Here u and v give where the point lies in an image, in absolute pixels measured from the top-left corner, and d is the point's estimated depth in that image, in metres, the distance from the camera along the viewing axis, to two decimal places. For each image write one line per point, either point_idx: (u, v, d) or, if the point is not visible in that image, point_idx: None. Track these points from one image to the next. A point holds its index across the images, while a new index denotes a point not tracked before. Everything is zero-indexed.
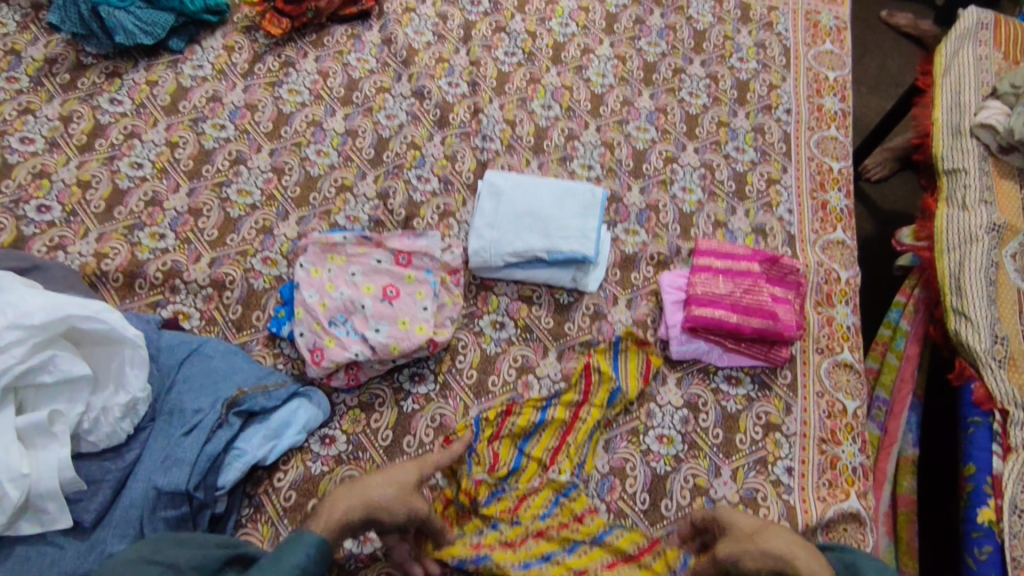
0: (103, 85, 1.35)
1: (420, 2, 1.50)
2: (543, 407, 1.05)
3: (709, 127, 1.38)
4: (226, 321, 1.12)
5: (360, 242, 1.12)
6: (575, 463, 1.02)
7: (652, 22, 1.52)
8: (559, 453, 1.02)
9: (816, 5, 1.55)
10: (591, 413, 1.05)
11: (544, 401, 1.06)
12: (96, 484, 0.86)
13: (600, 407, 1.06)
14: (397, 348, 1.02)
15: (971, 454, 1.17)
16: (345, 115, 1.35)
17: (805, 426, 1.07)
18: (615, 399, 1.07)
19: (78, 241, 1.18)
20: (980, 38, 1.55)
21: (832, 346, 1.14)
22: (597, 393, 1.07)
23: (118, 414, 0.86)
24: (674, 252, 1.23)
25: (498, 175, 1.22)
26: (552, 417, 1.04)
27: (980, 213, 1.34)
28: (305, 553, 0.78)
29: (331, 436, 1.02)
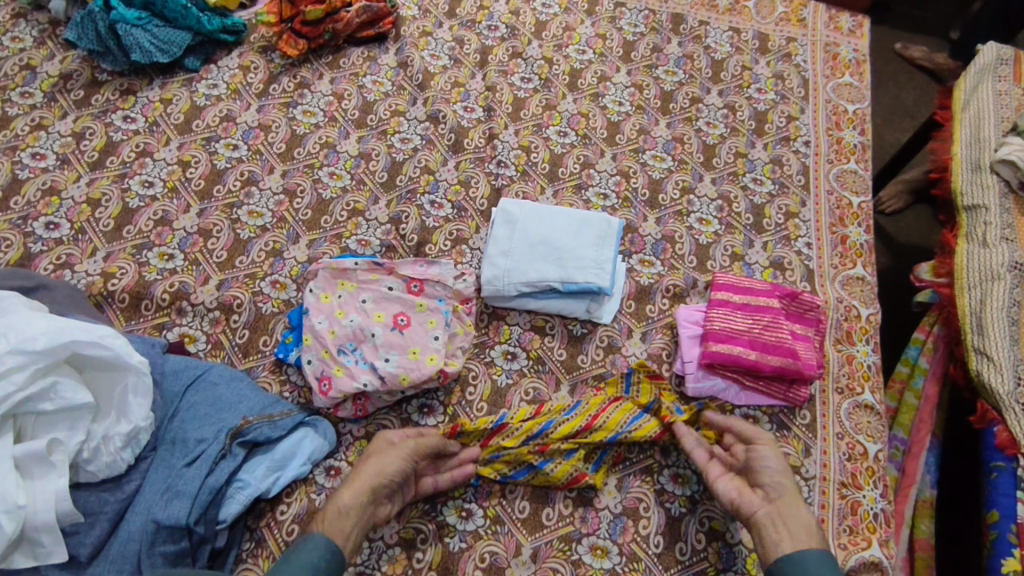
0: (117, 102, 1.34)
1: (437, 26, 1.50)
2: (568, 408, 1.04)
3: (726, 158, 1.37)
4: (232, 345, 1.10)
5: (372, 268, 1.10)
6: (564, 477, 0.99)
7: (669, 51, 1.51)
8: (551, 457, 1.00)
9: (835, 36, 1.54)
10: (607, 427, 1.02)
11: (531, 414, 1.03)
12: (93, 516, 0.83)
13: (613, 426, 1.02)
14: (406, 378, 1.00)
15: (995, 501, 1.13)
16: (360, 138, 1.34)
17: (825, 469, 1.04)
18: (632, 424, 1.03)
19: (86, 260, 1.16)
20: (1000, 73, 1.52)
21: (853, 387, 1.11)
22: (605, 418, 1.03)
23: (120, 443, 0.84)
24: (691, 285, 1.21)
25: (513, 202, 1.20)
26: (572, 417, 1.03)
27: (1001, 250, 1.31)
28: (315, 552, 0.81)
29: (336, 468, 0.99)
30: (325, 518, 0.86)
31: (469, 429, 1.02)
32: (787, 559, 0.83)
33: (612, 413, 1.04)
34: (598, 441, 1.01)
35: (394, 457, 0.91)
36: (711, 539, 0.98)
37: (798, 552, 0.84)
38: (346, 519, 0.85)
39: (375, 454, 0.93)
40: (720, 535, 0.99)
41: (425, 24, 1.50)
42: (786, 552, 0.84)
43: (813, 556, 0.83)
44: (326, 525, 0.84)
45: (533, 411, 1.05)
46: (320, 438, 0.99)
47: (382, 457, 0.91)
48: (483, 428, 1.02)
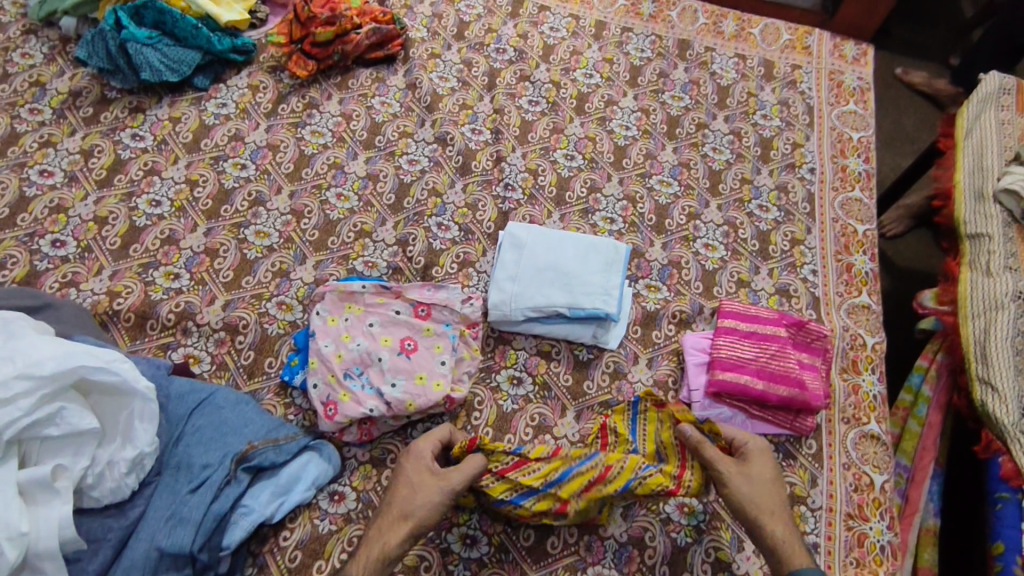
0: (126, 120, 1.34)
1: (446, 49, 1.51)
2: (584, 457, 0.96)
3: (732, 184, 1.37)
4: (237, 367, 1.10)
5: (379, 291, 1.10)
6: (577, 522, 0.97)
7: (675, 76, 1.52)
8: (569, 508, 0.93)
9: (840, 64, 1.55)
10: (622, 475, 0.94)
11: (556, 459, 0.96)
12: (96, 543, 0.83)
13: (629, 473, 0.94)
14: (413, 404, 0.99)
15: (999, 532, 1.13)
16: (368, 158, 1.34)
17: (831, 500, 1.04)
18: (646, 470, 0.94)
19: (91, 278, 1.16)
20: (1003, 103, 1.53)
21: (859, 417, 1.11)
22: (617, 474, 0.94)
23: (124, 469, 0.83)
24: (697, 311, 1.21)
25: (521, 226, 1.20)
26: (586, 468, 0.95)
27: (1005, 279, 1.31)
28: None
29: (341, 493, 0.98)
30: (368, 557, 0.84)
31: (488, 448, 0.96)
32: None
33: (626, 459, 0.95)
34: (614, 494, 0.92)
35: (437, 492, 0.89)
36: (716, 570, 0.98)
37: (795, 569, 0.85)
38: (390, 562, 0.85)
39: (415, 488, 0.90)
40: (726, 566, 0.98)
41: (434, 46, 1.51)
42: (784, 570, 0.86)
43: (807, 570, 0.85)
44: (371, 568, 0.83)
45: (551, 452, 0.97)
46: (325, 463, 0.98)
47: (423, 491, 0.88)
48: (501, 457, 0.95)
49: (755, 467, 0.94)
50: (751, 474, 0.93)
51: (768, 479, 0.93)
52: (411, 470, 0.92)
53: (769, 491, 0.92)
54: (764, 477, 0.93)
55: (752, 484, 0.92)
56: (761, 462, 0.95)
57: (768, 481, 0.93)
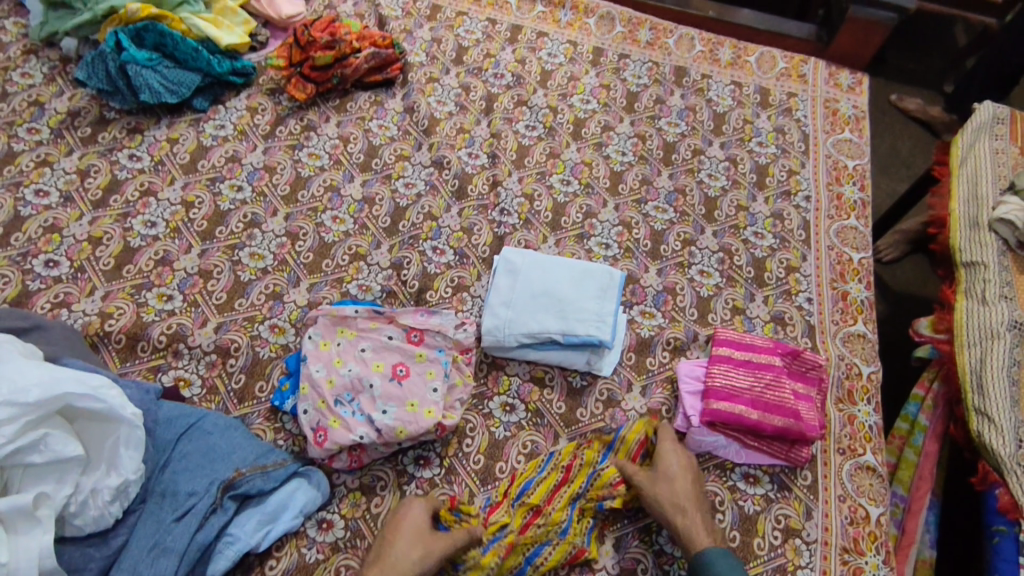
0: (124, 140, 1.35)
1: (444, 73, 1.52)
2: (543, 464, 1.04)
3: (727, 211, 1.38)
4: (227, 390, 1.09)
5: (372, 316, 1.09)
6: (563, 557, 0.96)
7: (671, 103, 1.53)
8: (541, 515, 0.99)
9: (835, 93, 1.57)
10: (583, 469, 1.03)
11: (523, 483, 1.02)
12: (77, 572, 0.81)
13: (588, 469, 1.04)
14: (404, 432, 0.98)
15: (996, 567, 1.12)
16: (364, 181, 1.34)
17: (827, 533, 1.02)
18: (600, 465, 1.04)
19: (83, 299, 1.15)
20: (996, 133, 1.54)
21: (854, 448, 1.10)
22: (577, 471, 1.03)
23: (108, 497, 0.82)
24: (691, 338, 1.20)
25: (516, 252, 1.20)
26: (548, 473, 1.03)
27: (1001, 309, 1.31)
28: None
29: (329, 520, 0.97)
30: None
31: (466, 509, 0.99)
32: (696, 558, 0.92)
33: (583, 454, 1.05)
34: (580, 487, 1.02)
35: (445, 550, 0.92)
36: None
37: (702, 552, 0.92)
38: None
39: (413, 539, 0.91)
40: None
41: (432, 70, 1.52)
42: (693, 553, 0.92)
43: (715, 554, 0.91)
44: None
45: (510, 478, 1.04)
46: (314, 490, 0.97)
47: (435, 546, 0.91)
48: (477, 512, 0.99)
49: (665, 465, 1.00)
50: (662, 474, 0.99)
51: (678, 474, 0.99)
52: (416, 518, 0.94)
53: (678, 484, 0.98)
54: (673, 473, 0.99)
55: (663, 481, 0.99)
56: (674, 461, 1.01)
57: (678, 477, 0.99)
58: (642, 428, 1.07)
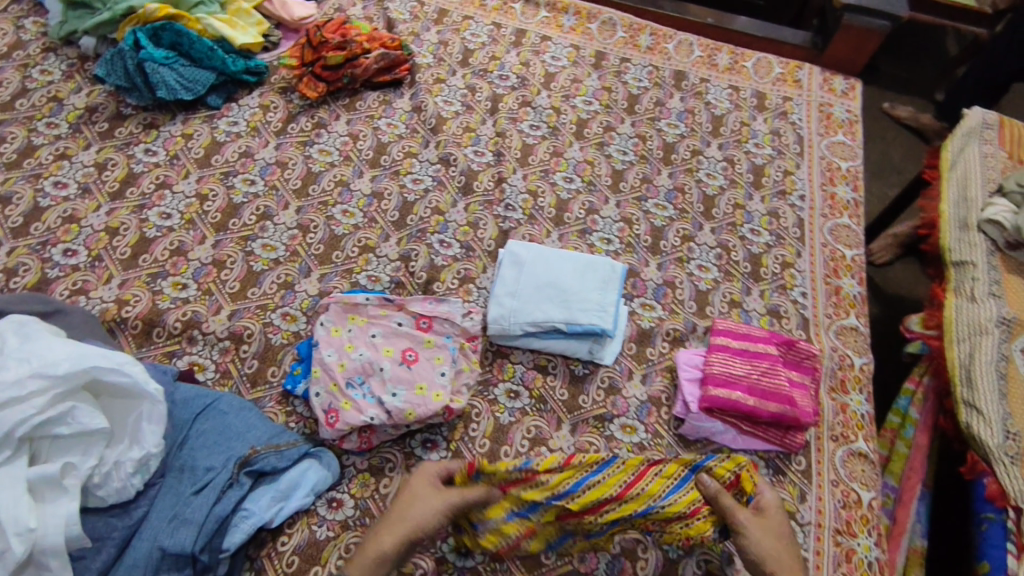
0: (140, 135, 1.39)
1: (451, 74, 1.57)
2: (601, 466, 0.98)
3: (725, 209, 1.42)
4: (241, 375, 1.12)
5: (382, 304, 1.13)
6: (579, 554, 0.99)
7: (671, 105, 1.58)
8: (578, 517, 0.96)
9: (829, 98, 1.62)
10: (642, 496, 0.96)
11: (575, 475, 0.97)
12: (100, 541, 0.84)
13: (648, 497, 0.96)
14: (413, 414, 1.01)
15: (985, 553, 1.15)
16: (373, 177, 1.38)
17: (820, 515, 1.06)
18: (671, 495, 0.96)
19: (101, 287, 1.19)
20: (985, 137, 1.60)
21: (847, 435, 1.14)
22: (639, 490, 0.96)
23: (130, 470, 0.85)
24: (690, 330, 1.24)
25: (521, 245, 1.24)
26: (602, 480, 0.97)
27: (989, 305, 1.36)
28: None
29: (339, 499, 1.01)
30: (362, 561, 0.87)
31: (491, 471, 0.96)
32: None
33: (650, 481, 0.97)
34: (633, 511, 0.95)
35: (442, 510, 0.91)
36: None
37: None
38: (385, 563, 0.88)
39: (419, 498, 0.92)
40: None
41: (440, 71, 1.57)
42: None
43: None
44: (366, 568, 0.86)
45: (561, 461, 0.98)
46: (325, 470, 1.01)
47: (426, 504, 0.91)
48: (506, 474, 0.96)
49: (773, 518, 0.95)
50: (772, 525, 0.94)
51: (784, 530, 0.94)
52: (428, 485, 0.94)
53: (788, 547, 0.92)
54: (781, 529, 0.94)
55: (771, 537, 0.92)
56: (778, 514, 0.96)
57: (785, 534, 0.94)
58: (732, 466, 1.00)
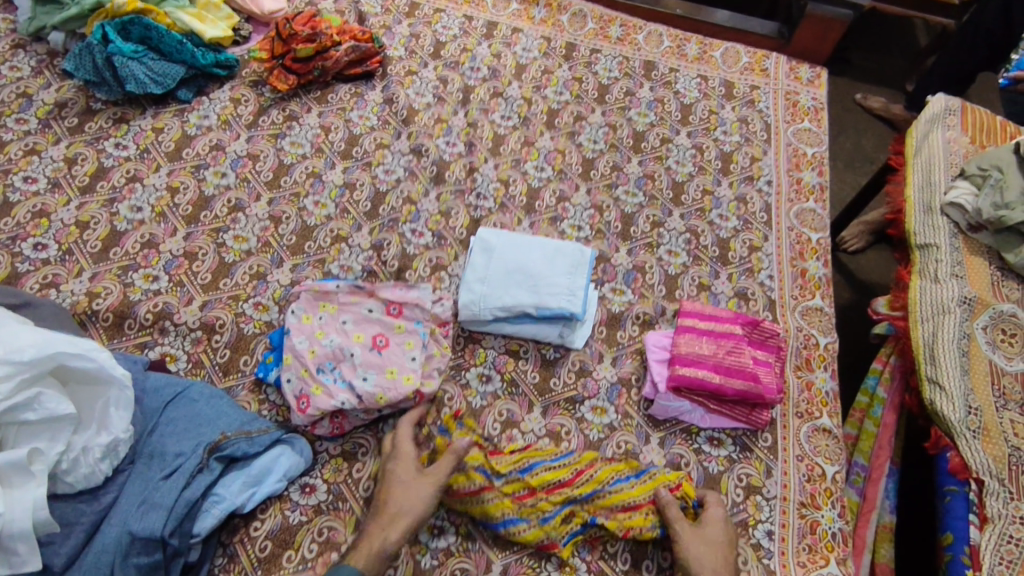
0: (110, 130, 1.39)
1: (422, 66, 1.58)
2: (560, 455, 1.06)
3: (694, 195, 1.44)
4: (213, 364, 1.13)
5: (353, 291, 1.15)
6: (534, 541, 0.98)
7: (641, 95, 1.60)
8: (534, 496, 1.01)
9: (795, 86, 1.65)
10: (591, 481, 1.03)
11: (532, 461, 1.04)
12: (69, 527, 0.85)
13: (598, 483, 1.03)
14: (383, 398, 1.03)
15: (949, 524, 1.19)
16: (345, 168, 1.39)
17: (785, 489, 1.09)
18: (617, 484, 1.04)
19: (71, 280, 1.19)
20: (948, 123, 1.62)
21: (812, 411, 1.17)
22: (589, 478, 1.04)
23: (99, 455, 0.86)
24: (659, 313, 1.27)
25: (491, 232, 1.26)
26: (560, 466, 1.04)
27: (952, 286, 1.38)
28: None
29: (312, 484, 1.02)
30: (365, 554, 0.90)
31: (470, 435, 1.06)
32: None
33: (599, 470, 1.05)
34: (581, 495, 1.02)
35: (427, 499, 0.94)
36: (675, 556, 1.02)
37: None
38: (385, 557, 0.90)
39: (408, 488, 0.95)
40: None
41: (411, 64, 1.58)
42: None
43: None
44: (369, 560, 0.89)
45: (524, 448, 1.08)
46: (297, 456, 1.02)
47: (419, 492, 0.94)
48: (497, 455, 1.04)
49: (713, 531, 0.98)
50: (711, 536, 0.97)
51: (725, 543, 0.97)
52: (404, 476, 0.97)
53: (724, 558, 0.95)
54: (720, 543, 0.97)
55: (707, 545, 0.96)
56: (723, 529, 0.99)
57: (725, 546, 0.97)
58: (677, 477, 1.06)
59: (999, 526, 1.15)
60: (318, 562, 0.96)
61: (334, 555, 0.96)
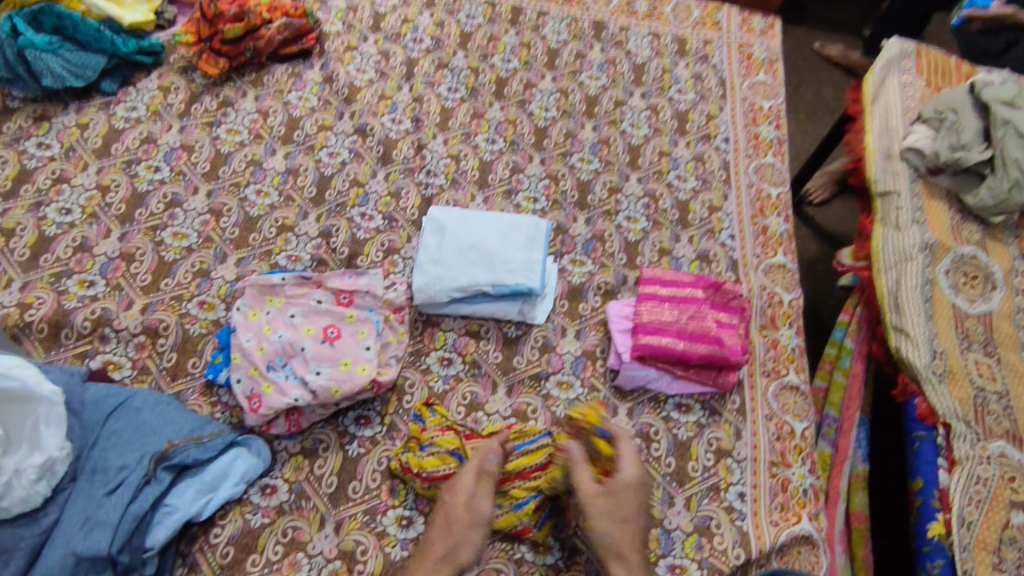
0: (30, 128, 1.30)
1: (362, 41, 1.51)
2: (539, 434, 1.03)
3: (651, 157, 1.40)
4: (159, 369, 1.08)
5: (300, 282, 1.10)
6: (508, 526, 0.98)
7: (592, 57, 1.55)
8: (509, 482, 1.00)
9: (748, 38, 1.61)
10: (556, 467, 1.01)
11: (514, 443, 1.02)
12: (7, 553, 0.81)
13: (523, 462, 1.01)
14: (338, 391, 0.99)
15: (919, 469, 1.19)
16: (286, 154, 1.33)
17: (755, 450, 1.08)
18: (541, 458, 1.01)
19: (1, 292, 1.12)
20: (903, 67, 1.60)
21: (778, 369, 1.16)
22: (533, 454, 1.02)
23: (33, 476, 0.82)
24: (621, 281, 1.24)
25: (442, 210, 1.22)
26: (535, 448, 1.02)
27: (913, 232, 1.37)
28: None
29: (273, 485, 0.98)
30: None
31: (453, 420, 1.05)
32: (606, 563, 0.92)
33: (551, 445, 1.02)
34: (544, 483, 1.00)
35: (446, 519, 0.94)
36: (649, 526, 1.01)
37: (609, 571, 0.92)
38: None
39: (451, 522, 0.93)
40: (658, 522, 1.02)
41: (350, 38, 1.51)
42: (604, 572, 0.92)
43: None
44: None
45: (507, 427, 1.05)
46: (254, 458, 0.98)
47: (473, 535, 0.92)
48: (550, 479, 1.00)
49: (622, 504, 0.94)
50: (617, 508, 0.94)
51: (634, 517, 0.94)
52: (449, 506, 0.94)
53: (620, 529, 0.93)
54: (626, 516, 0.94)
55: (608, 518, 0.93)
56: (635, 497, 0.95)
57: (633, 520, 0.94)
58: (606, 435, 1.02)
59: (967, 468, 1.15)
60: (284, 564, 0.93)
61: (299, 556, 0.94)
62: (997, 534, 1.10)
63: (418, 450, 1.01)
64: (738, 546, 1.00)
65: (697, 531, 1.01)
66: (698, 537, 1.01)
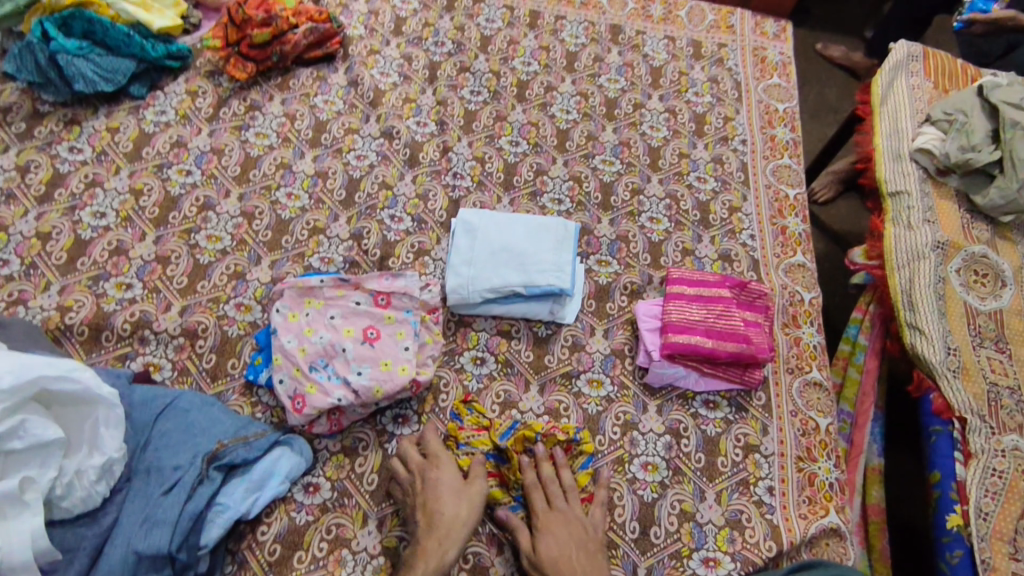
0: (61, 133, 1.31)
1: (385, 45, 1.53)
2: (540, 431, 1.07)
3: (671, 159, 1.43)
4: (199, 370, 1.10)
5: (337, 284, 1.12)
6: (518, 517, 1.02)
7: (610, 60, 1.58)
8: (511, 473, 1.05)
9: (762, 41, 1.65)
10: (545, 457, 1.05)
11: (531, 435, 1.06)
12: (71, 553, 0.83)
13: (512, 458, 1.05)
14: (380, 390, 1.02)
15: (936, 462, 1.23)
16: (315, 157, 1.35)
17: (782, 445, 1.12)
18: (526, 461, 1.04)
19: (40, 295, 1.14)
20: (912, 69, 1.62)
21: (801, 366, 1.20)
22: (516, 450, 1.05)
23: (94, 476, 0.85)
24: (647, 281, 1.27)
25: (472, 212, 1.24)
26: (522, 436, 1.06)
27: (925, 231, 1.40)
28: None
29: (315, 483, 1.01)
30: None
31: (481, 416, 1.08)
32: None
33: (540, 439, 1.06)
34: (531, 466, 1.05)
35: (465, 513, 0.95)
36: (682, 520, 1.04)
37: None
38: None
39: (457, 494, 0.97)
40: (690, 516, 1.04)
41: (373, 42, 1.53)
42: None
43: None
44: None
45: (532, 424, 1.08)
46: (297, 456, 1.01)
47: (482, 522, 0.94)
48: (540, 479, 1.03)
49: (544, 547, 0.94)
50: (546, 555, 0.93)
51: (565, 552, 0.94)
52: (448, 481, 0.98)
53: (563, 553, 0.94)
54: (557, 555, 0.93)
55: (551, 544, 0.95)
56: (558, 537, 0.95)
57: (565, 557, 0.93)
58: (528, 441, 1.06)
59: (982, 461, 1.19)
60: (329, 560, 0.95)
61: (345, 552, 0.96)
62: (1013, 525, 1.13)
63: (457, 448, 1.05)
64: (769, 539, 1.04)
65: (729, 524, 1.05)
66: (730, 530, 1.04)
